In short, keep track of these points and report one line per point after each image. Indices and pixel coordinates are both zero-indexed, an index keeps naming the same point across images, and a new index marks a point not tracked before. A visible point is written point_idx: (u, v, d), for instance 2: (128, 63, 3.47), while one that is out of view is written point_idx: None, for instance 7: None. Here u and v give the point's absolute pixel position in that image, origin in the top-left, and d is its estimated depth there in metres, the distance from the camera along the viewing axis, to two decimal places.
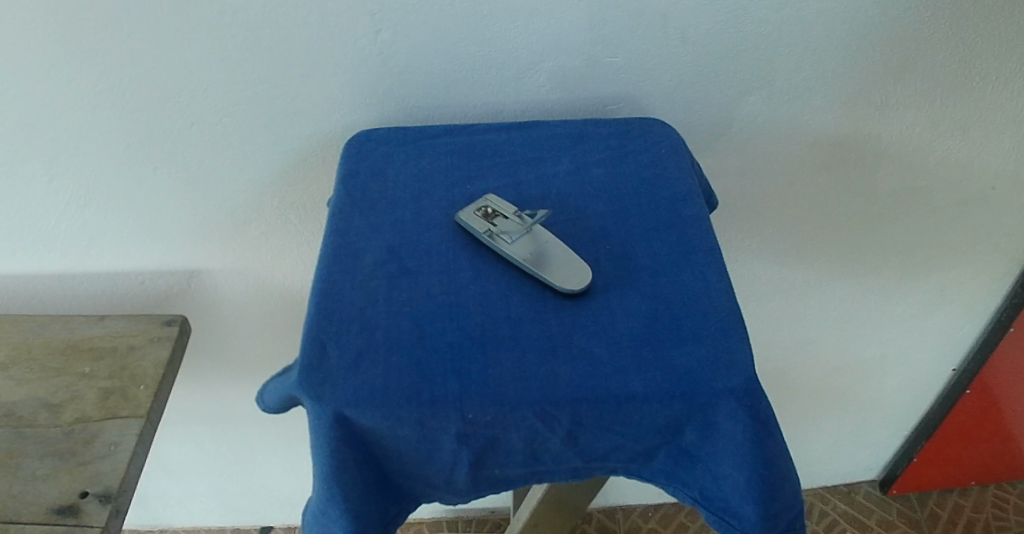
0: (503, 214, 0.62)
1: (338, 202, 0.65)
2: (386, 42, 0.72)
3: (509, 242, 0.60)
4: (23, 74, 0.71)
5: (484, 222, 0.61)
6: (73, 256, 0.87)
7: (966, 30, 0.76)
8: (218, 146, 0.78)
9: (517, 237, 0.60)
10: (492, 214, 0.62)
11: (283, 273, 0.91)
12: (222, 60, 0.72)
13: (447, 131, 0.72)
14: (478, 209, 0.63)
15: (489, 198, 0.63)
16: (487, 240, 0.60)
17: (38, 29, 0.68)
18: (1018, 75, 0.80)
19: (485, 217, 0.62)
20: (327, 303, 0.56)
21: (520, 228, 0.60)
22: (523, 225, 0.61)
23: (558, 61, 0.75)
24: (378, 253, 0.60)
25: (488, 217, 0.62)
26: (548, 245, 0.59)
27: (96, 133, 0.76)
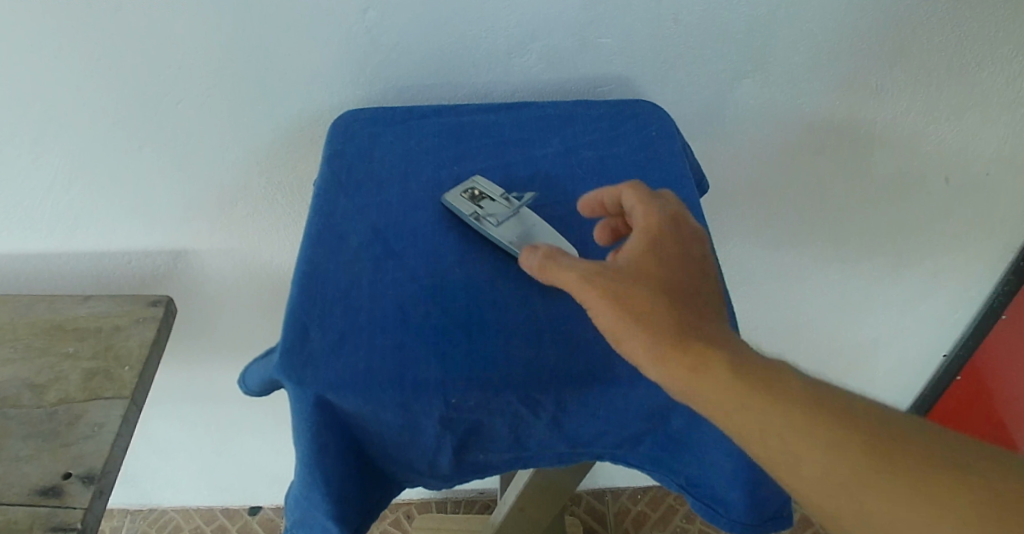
0: (490, 196, 0.61)
1: (323, 182, 0.64)
2: (374, 20, 0.71)
3: (496, 225, 0.59)
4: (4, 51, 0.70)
5: (472, 205, 0.60)
6: (58, 235, 0.86)
7: (963, 14, 0.75)
8: (205, 125, 0.77)
9: (504, 219, 0.59)
10: (479, 196, 0.61)
11: (271, 254, 0.90)
12: (208, 37, 0.71)
13: (435, 110, 0.71)
14: (465, 191, 0.62)
15: (476, 180, 0.62)
16: (473, 222, 0.59)
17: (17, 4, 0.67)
18: (1013, 61, 0.79)
19: (472, 200, 0.61)
20: (311, 285, 0.56)
21: (508, 210, 0.59)
22: (511, 207, 0.60)
23: (549, 41, 0.74)
24: (363, 235, 0.59)
25: (475, 199, 0.61)
26: (535, 228, 0.58)
27: (80, 111, 0.75)
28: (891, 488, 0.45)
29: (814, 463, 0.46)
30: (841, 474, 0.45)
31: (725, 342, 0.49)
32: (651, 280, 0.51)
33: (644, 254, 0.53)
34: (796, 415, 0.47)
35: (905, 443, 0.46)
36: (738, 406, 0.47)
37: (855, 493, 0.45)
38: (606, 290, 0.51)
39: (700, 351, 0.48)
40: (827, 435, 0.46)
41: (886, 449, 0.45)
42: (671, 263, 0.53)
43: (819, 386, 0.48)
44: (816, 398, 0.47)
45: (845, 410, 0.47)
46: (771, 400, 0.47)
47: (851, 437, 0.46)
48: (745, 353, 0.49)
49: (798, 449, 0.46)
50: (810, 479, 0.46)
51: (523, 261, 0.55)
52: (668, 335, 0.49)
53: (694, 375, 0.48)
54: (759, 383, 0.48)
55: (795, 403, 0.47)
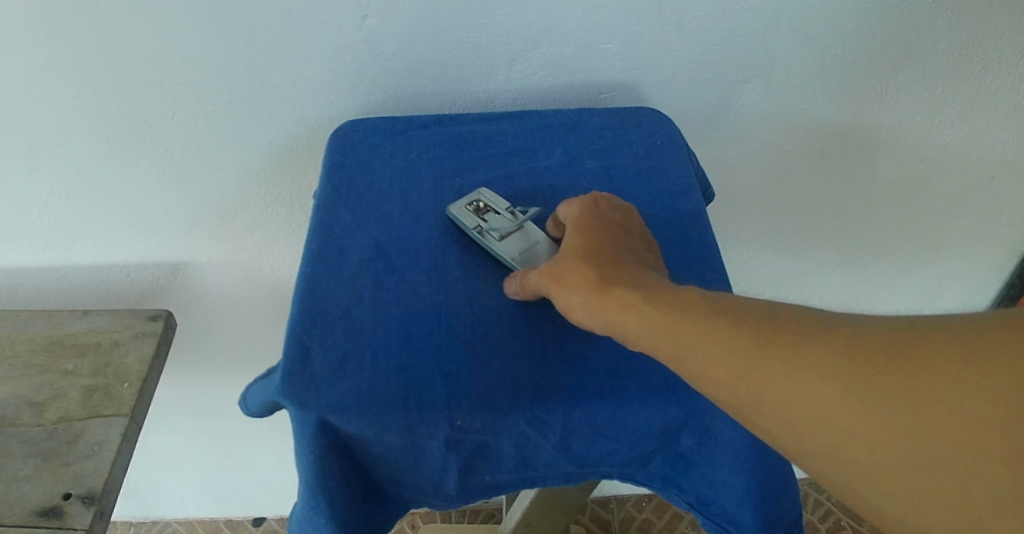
0: (494, 209, 0.60)
1: (322, 196, 0.62)
2: (373, 29, 0.70)
3: (498, 239, 0.57)
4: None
5: (474, 218, 0.59)
6: (55, 249, 0.85)
7: (970, 17, 0.74)
8: (203, 136, 0.76)
9: (507, 233, 0.58)
10: (483, 208, 0.60)
11: (271, 266, 0.89)
12: (205, 49, 0.70)
13: (436, 120, 0.70)
14: (469, 202, 0.61)
15: (481, 192, 0.62)
16: (476, 235, 0.58)
17: (10, 17, 0.65)
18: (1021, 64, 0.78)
19: (475, 212, 0.60)
20: (312, 303, 0.54)
21: (511, 225, 0.58)
22: (515, 222, 0.59)
23: (550, 48, 0.73)
24: (365, 250, 0.58)
25: (479, 211, 0.60)
26: (538, 245, 0.57)
27: (76, 124, 0.74)
28: (892, 401, 0.39)
29: (797, 404, 0.41)
30: (831, 407, 0.40)
31: (664, 288, 0.48)
32: (584, 249, 0.52)
33: (576, 232, 0.54)
34: (758, 357, 0.42)
35: (889, 344, 0.40)
36: (695, 353, 0.44)
37: (856, 423, 0.39)
38: (553, 275, 0.52)
39: (638, 301, 0.47)
40: (799, 370, 0.41)
41: (868, 358, 0.40)
42: (605, 232, 0.54)
43: (777, 315, 0.44)
44: (772, 328, 0.43)
45: (814, 333, 0.42)
46: (724, 341, 0.43)
47: (828, 360, 0.41)
48: (683, 295, 0.46)
49: (778, 396, 0.42)
50: (801, 426, 0.41)
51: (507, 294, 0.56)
52: (609, 296, 0.48)
53: (640, 330, 0.46)
54: (709, 325, 0.44)
55: (798, 365, 0.41)
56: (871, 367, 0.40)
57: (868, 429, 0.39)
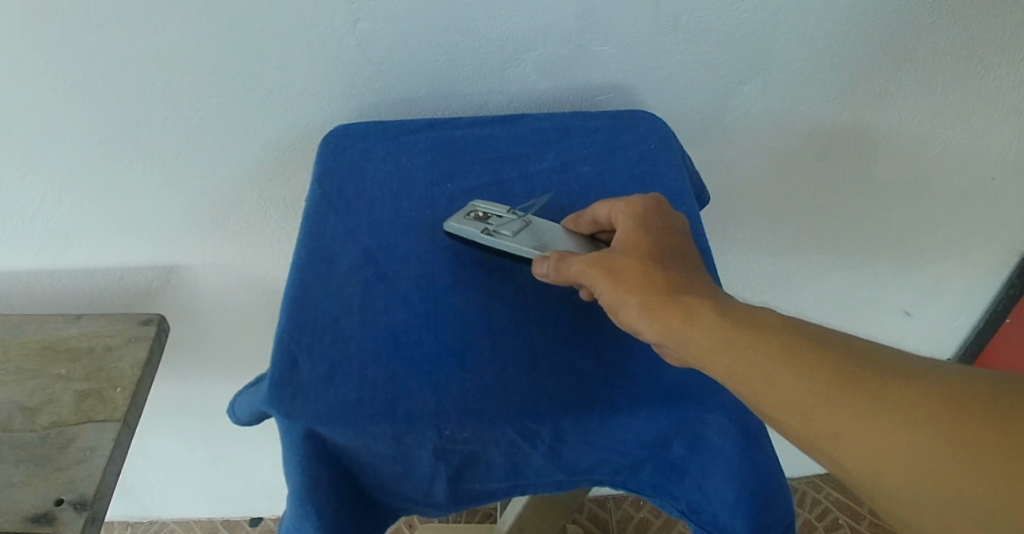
0: (494, 213, 0.60)
1: (313, 202, 0.62)
2: (365, 32, 0.70)
3: (510, 235, 0.57)
4: None
5: (479, 223, 0.59)
6: (48, 253, 0.84)
7: (969, 17, 0.73)
8: (195, 140, 0.76)
9: (515, 229, 0.58)
10: (484, 216, 0.59)
11: (265, 268, 0.89)
12: (196, 52, 0.69)
13: (428, 125, 0.69)
14: (468, 214, 0.60)
15: (476, 203, 0.61)
16: (487, 239, 0.57)
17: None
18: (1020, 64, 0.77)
19: (476, 219, 0.59)
20: (300, 311, 0.54)
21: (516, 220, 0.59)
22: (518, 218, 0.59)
23: (544, 51, 0.73)
24: (355, 258, 0.58)
25: (481, 219, 0.59)
26: (549, 231, 0.58)
27: (67, 128, 0.73)
28: (966, 451, 0.42)
29: (874, 439, 0.43)
30: (900, 441, 0.43)
31: (734, 306, 0.49)
32: (645, 251, 0.52)
33: (634, 229, 0.54)
34: (835, 387, 0.44)
35: (959, 394, 0.43)
36: (765, 376, 0.46)
37: (919, 460, 0.42)
38: (607, 268, 0.51)
39: (711, 318, 0.48)
40: (875, 409, 0.44)
41: (949, 409, 0.43)
42: (663, 235, 0.54)
43: (858, 350, 0.46)
44: (854, 362, 0.45)
45: (889, 371, 0.45)
46: (803, 367, 0.45)
47: (905, 403, 0.43)
48: (760, 318, 0.48)
49: (849, 424, 0.44)
50: (868, 460, 0.43)
51: (538, 273, 0.54)
52: (673, 303, 0.49)
53: (710, 345, 0.47)
54: (787, 349, 0.46)
55: (871, 402, 0.44)
56: (944, 413, 0.43)
57: (929, 466, 0.42)
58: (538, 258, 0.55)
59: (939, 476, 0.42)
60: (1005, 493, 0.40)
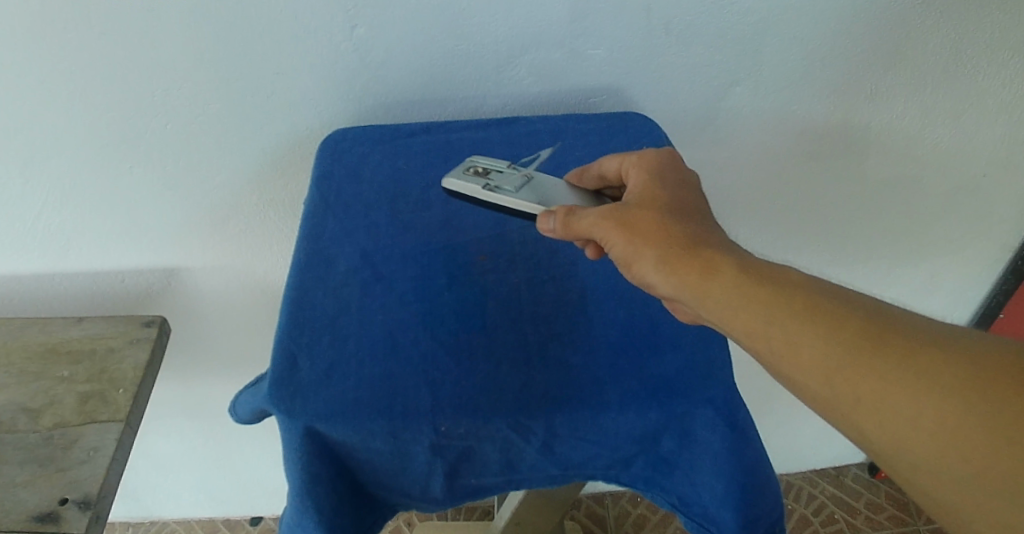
0: (495, 169, 0.61)
1: (311, 205, 0.63)
2: (362, 37, 0.71)
3: (512, 189, 0.59)
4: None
5: (481, 179, 0.60)
6: (49, 257, 0.85)
7: (959, 15, 0.74)
8: (195, 144, 0.77)
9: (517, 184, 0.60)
10: (485, 171, 0.61)
11: (264, 270, 0.90)
12: (194, 58, 0.71)
13: (424, 128, 0.70)
14: (468, 169, 0.61)
15: (474, 158, 0.63)
16: (489, 192, 0.59)
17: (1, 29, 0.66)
18: (1010, 62, 0.78)
19: (479, 174, 0.61)
20: (299, 312, 0.55)
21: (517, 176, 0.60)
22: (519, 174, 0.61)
23: (538, 54, 0.74)
24: (352, 259, 0.59)
25: (482, 174, 0.61)
26: (550, 185, 0.60)
27: (68, 134, 0.75)
28: (970, 414, 0.46)
29: (885, 396, 0.47)
30: (913, 403, 0.47)
31: (757, 266, 0.52)
32: (660, 202, 0.55)
33: (649, 182, 0.57)
34: (857, 346, 0.48)
35: (971, 361, 0.47)
36: (786, 336, 0.50)
37: (930, 422, 0.46)
38: (620, 218, 0.54)
39: (731, 276, 0.51)
40: (889, 369, 0.48)
41: (959, 376, 0.47)
42: (673, 186, 0.57)
43: (880, 316, 0.50)
44: (876, 327, 0.49)
45: (908, 337, 0.48)
46: (827, 331, 0.49)
47: (919, 366, 0.47)
48: (784, 281, 0.51)
49: (868, 386, 0.48)
50: (877, 414, 0.48)
51: (543, 228, 0.56)
52: (693, 260, 0.52)
53: (731, 302, 0.51)
54: (812, 311, 0.50)
55: (886, 361, 0.48)
56: (957, 379, 0.47)
57: (938, 425, 0.46)
58: (544, 213, 0.56)
59: (947, 437, 0.46)
60: (1001, 454, 0.45)
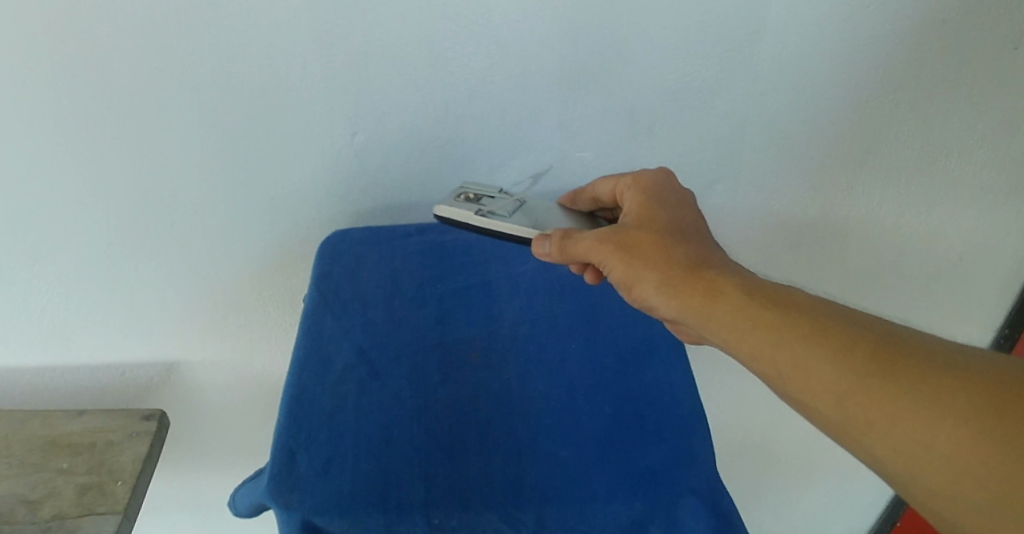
0: (484, 197, 0.69)
1: (310, 305, 0.67)
2: (362, 143, 0.76)
3: (503, 213, 0.67)
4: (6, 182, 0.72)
5: (472, 203, 0.68)
6: (50, 352, 0.87)
7: (928, 113, 0.80)
8: (200, 243, 0.81)
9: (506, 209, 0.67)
10: (475, 197, 0.69)
11: (261, 363, 0.93)
12: (202, 163, 0.75)
13: (419, 230, 0.73)
14: (460, 196, 0.69)
15: (464, 188, 0.71)
16: (482, 216, 0.65)
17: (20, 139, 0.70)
18: (979, 156, 0.83)
19: (469, 199, 0.69)
20: (297, 409, 0.58)
21: (505, 204, 0.68)
22: (507, 202, 0.69)
23: (527, 160, 0.79)
24: (348, 357, 0.62)
25: (472, 200, 0.68)
26: (533, 213, 0.69)
27: (77, 236, 0.78)
28: (959, 425, 0.49)
29: (879, 406, 0.51)
30: (922, 422, 0.50)
31: (759, 287, 0.57)
32: (660, 227, 0.63)
33: (646, 203, 0.66)
34: (854, 360, 0.52)
35: (962, 373, 0.50)
36: (787, 351, 0.54)
37: (936, 441, 0.49)
38: (622, 238, 0.62)
39: (733, 300, 0.57)
40: (884, 381, 0.51)
41: (951, 386, 0.50)
42: (666, 213, 0.64)
43: (881, 333, 0.54)
44: (875, 342, 0.53)
45: (905, 351, 0.52)
46: (833, 352, 0.53)
47: (913, 379, 0.51)
48: (786, 299, 0.56)
49: (871, 404, 0.51)
50: (872, 423, 0.51)
51: (540, 252, 0.63)
52: (691, 282, 0.58)
53: (731, 321, 0.56)
54: (814, 329, 0.54)
55: (880, 374, 0.52)
56: (948, 390, 0.50)
57: (939, 441, 0.49)
58: (540, 237, 0.63)
59: (946, 450, 0.49)
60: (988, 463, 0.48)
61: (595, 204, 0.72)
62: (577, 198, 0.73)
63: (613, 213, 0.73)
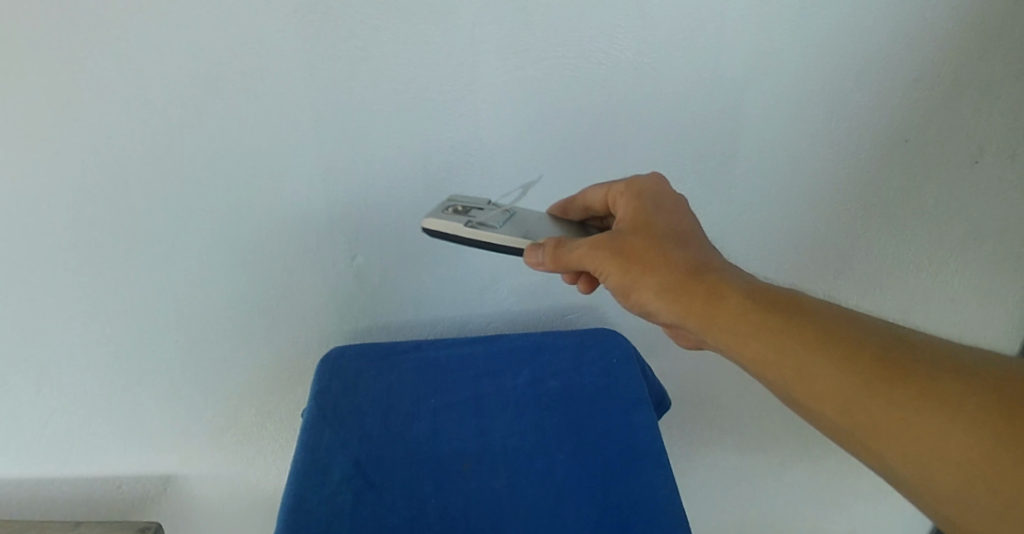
0: (471, 208, 0.70)
1: (310, 417, 0.71)
2: (362, 264, 0.80)
3: (492, 224, 0.67)
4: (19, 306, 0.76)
5: (461, 215, 0.68)
6: (48, 467, 0.88)
7: (896, 227, 0.87)
8: (203, 359, 0.84)
9: (494, 221, 0.68)
10: (462, 209, 0.69)
11: (257, 476, 0.94)
12: (209, 284, 0.78)
13: (416, 345, 0.78)
14: (447, 209, 0.69)
15: (450, 200, 0.71)
16: (471, 228, 0.66)
17: (35, 266, 0.74)
18: (947, 265, 0.90)
19: (457, 212, 0.69)
20: (295, 519, 0.62)
21: (494, 216, 0.69)
22: (494, 214, 0.69)
23: (518, 278, 0.84)
24: (345, 467, 0.66)
25: (460, 212, 0.69)
26: (520, 224, 0.69)
27: (84, 354, 0.80)
28: (962, 428, 0.51)
29: (883, 410, 0.54)
30: (925, 424, 0.52)
31: (762, 294, 0.59)
32: (659, 232, 0.64)
33: (642, 208, 0.66)
34: (857, 365, 0.55)
35: (963, 377, 0.53)
36: (792, 357, 0.57)
37: (940, 443, 0.52)
38: (620, 249, 0.63)
39: (736, 309, 0.59)
40: (887, 385, 0.54)
41: (954, 389, 0.52)
42: (661, 215, 0.65)
43: (883, 337, 0.56)
44: (878, 347, 0.55)
45: (907, 355, 0.55)
46: (836, 359, 0.55)
47: (915, 383, 0.53)
48: (789, 305, 0.59)
49: (875, 408, 0.54)
50: (876, 426, 0.54)
51: (533, 262, 0.65)
52: (694, 291, 0.60)
53: (733, 328, 0.59)
54: (817, 335, 0.57)
55: (883, 378, 0.54)
56: (950, 394, 0.52)
57: (943, 442, 0.52)
58: (532, 247, 0.65)
59: (950, 451, 0.51)
60: (988, 463, 0.50)
61: (586, 213, 0.73)
62: (568, 207, 0.74)
63: (605, 220, 0.73)
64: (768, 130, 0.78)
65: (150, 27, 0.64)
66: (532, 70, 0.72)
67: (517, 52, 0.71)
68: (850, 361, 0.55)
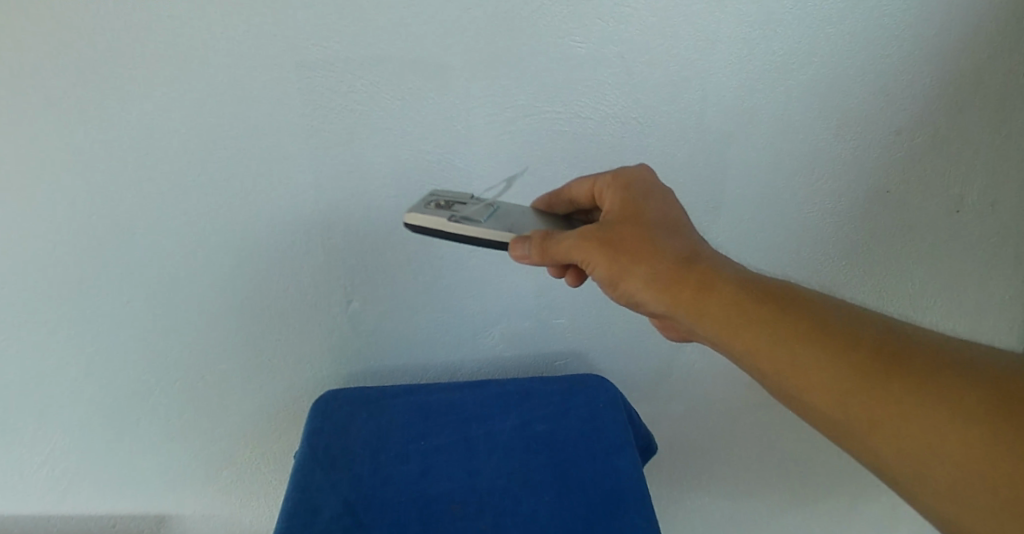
0: (454, 203, 0.69)
1: (302, 458, 0.73)
2: (356, 309, 0.83)
3: (476, 219, 0.67)
4: (23, 347, 0.78)
5: (445, 210, 0.67)
6: (44, 506, 0.90)
7: (874, 280, 0.91)
8: (200, 401, 0.86)
9: (478, 216, 0.67)
10: (445, 204, 0.68)
11: (251, 516, 0.96)
12: (208, 328, 0.81)
13: (407, 389, 0.79)
14: (429, 204, 0.68)
15: (432, 195, 0.70)
16: (456, 223, 0.65)
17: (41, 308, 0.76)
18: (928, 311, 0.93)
19: (440, 207, 0.68)
20: None
21: (477, 211, 0.68)
22: (478, 208, 0.68)
23: (508, 324, 0.87)
24: (335, 507, 0.69)
25: (444, 207, 0.68)
26: (504, 218, 0.69)
27: (84, 395, 0.83)
28: (952, 421, 0.54)
29: (877, 404, 0.56)
30: (916, 418, 0.55)
31: (754, 288, 0.62)
32: (650, 224, 0.65)
33: (631, 200, 0.67)
34: (850, 361, 0.58)
35: (951, 373, 0.56)
36: (786, 350, 0.59)
37: (931, 436, 0.55)
38: (611, 240, 0.64)
39: (728, 304, 0.61)
40: (879, 379, 0.57)
41: (943, 385, 0.55)
42: (650, 206, 0.67)
43: (874, 333, 0.59)
44: (869, 343, 0.58)
45: (897, 351, 0.57)
46: (829, 353, 0.58)
47: (906, 377, 0.56)
48: (781, 300, 0.61)
49: (867, 402, 0.57)
50: (868, 420, 0.57)
51: (517, 255, 0.65)
52: (684, 283, 0.62)
53: (725, 320, 0.61)
54: (810, 330, 0.59)
55: (875, 373, 0.57)
56: (939, 389, 0.55)
57: (933, 436, 0.55)
58: (518, 239, 0.65)
59: (940, 444, 0.54)
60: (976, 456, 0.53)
61: (572, 206, 0.73)
62: (554, 202, 0.74)
63: (590, 213, 0.74)
64: (748, 185, 0.82)
65: (160, 83, 0.68)
66: (522, 126, 0.75)
67: (508, 108, 0.74)
68: (841, 355, 0.58)
